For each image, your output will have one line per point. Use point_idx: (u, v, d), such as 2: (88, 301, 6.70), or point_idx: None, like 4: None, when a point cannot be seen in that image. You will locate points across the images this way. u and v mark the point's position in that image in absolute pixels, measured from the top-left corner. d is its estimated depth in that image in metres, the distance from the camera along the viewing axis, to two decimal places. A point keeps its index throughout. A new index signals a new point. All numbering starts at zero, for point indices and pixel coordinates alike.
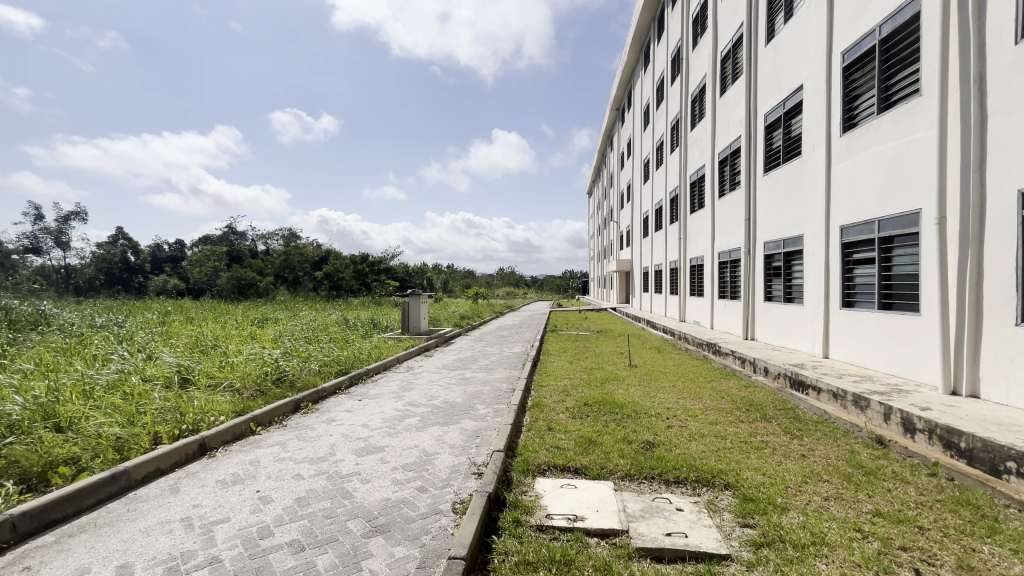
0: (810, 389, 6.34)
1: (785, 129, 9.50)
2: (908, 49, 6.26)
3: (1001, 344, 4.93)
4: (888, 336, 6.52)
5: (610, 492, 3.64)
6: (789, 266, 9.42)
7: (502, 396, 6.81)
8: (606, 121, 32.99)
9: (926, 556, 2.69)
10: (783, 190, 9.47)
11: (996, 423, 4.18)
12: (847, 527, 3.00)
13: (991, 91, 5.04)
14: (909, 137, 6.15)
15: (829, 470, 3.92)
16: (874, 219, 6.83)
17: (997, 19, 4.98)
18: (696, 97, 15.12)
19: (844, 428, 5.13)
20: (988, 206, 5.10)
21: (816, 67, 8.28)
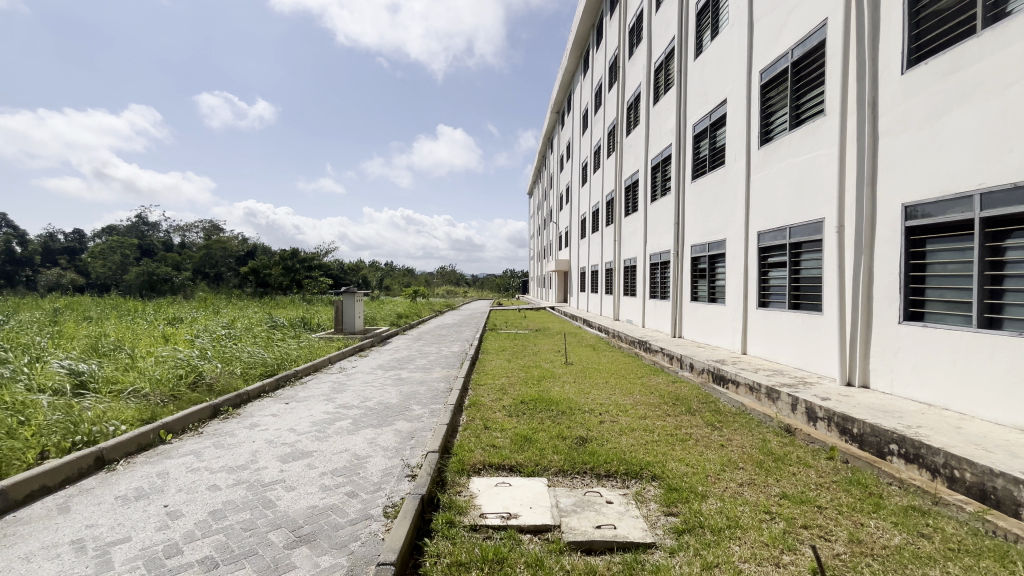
0: (729, 383, 6.81)
1: (711, 139, 10.13)
2: (816, 72, 6.88)
3: (887, 340, 5.55)
4: (797, 333, 7.14)
5: (543, 488, 3.69)
6: (712, 268, 10.06)
7: (438, 395, 6.73)
8: (547, 123, 33.45)
9: (824, 533, 2.96)
10: (708, 197, 10.10)
11: (882, 410, 4.71)
12: (758, 510, 3.24)
13: (881, 115, 5.66)
14: (815, 153, 6.77)
15: (744, 458, 4.22)
16: (786, 226, 7.46)
17: (887, 51, 5.60)
18: (631, 105, 15.72)
19: (759, 418, 5.55)
20: (878, 218, 5.72)
21: (738, 84, 8.88)
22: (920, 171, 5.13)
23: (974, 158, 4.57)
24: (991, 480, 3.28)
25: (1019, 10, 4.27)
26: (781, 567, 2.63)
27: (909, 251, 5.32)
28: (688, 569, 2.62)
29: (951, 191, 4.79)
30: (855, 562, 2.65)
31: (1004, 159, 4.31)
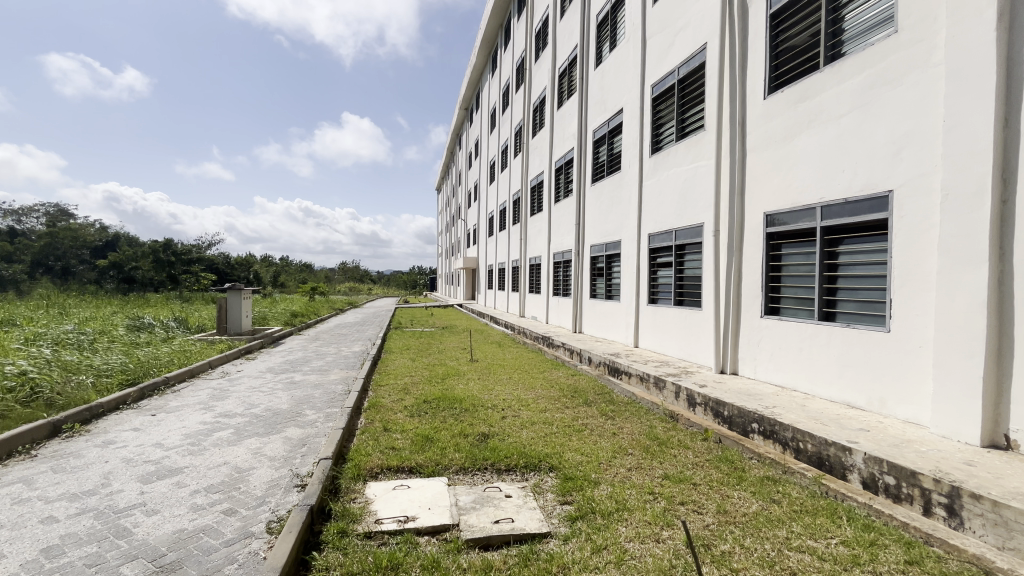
0: (623, 374, 7.28)
1: (609, 146, 10.75)
2: (697, 91, 7.59)
3: (752, 332, 6.31)
4: (680, 327, 7.85)
5: (443, 488, 3.65)
6: (609, 267, 10.70)
7: (335, 399, 6.35)
8: (455, 119, 33.17)
9: (697, 507, 3.28)
10: (606, 199, 10.72)
11: (747, 394, 5.34)
12: (643, 492, 3.50)
13: (749, 134, 6.41)
14: (696, 164, 7.49)
15: (632, 444, 4.53)
16: (672, 229, 8.15)
17: (753, 78, 6.36)
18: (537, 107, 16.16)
19: (647, 406, 6.01)
20: (745, 224, 6.47)
21: (632, 95, 9.53)
22: (779, 185, 5.90)
23: (818, 176, 5.35)
24: (827, 449, 3.86)
25: (851, 53, 5.06)
26: (661, 542, 2.86)
27: (769, 254, 6.09)
28: (579, 554, 2.74)
29: (801, 203, 5.56)
30: (721, 530, 2.96)
31: (839, 177, 5.10)
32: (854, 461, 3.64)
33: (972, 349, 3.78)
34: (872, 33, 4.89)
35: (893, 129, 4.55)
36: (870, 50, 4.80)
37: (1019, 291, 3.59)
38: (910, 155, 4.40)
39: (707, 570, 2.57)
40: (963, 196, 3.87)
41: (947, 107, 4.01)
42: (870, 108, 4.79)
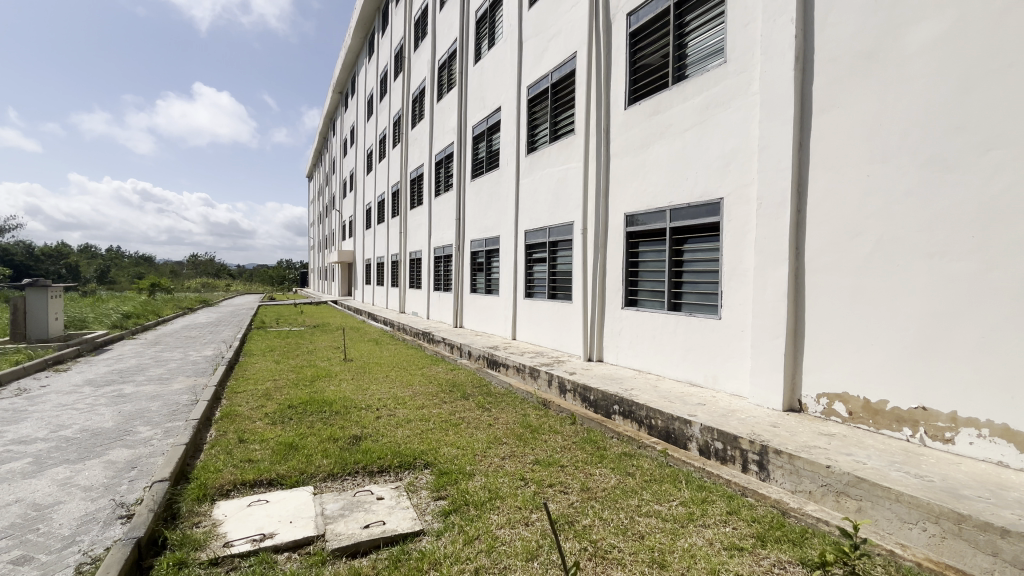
0: (500, 366, 7.48)
1: (487, 142, 10.91)
2: (568, 96, 8.06)
3: (614, 322, 6.92)
4: (553, 319, 8.31)
5: (308, 498, 3.38)
6: (488, 262, 10.89)
7: (178, 411, 5.53)
8: (328, 102, 30.88)
9: (563, 487, 3.51)
10: (485, 195, 10.88)
11: (610, 379, 5.85)
12: (515, 478, 3.64)
13: (613, 141, 6.99)
14: (568, 165, 7.97)
15: (507, 433, 4.67)
16: (546, 227, 8.57)
17: (616, 90, 6.93)
18: (416, 98, 15.76)
19: (523, 396, 6.25)
20: (609, 224, 7.05)
21: (510, 95, 9.79)
22: (637, 189, 6.54)
23: (667, 182, 6.04)
24: (672, 423, 4.39)
25: (692, 76, 5.78)
26: (530, 524, 3.00)
27: (629, 251, 6.72)
28: (452, 548, 2.75)
29: (654, 206, 6.23)
30: (583, 506, 3.20)
31: (684, 184, 5.81)
32: (692, 431, 4.19)
33: (777, 331, 4.61)
34: (708, 60, 5.63)
35: (724, 145, 5.31)
36: (707, 75, 5.52)
37: (809, 284, 4.45)
38: (735, 168, 5.17)
39: (570, 545, 2.75)
40: (773, 206, 4.67)
41: (762, 130, 4.79)
42: (707, 125, 5.53)
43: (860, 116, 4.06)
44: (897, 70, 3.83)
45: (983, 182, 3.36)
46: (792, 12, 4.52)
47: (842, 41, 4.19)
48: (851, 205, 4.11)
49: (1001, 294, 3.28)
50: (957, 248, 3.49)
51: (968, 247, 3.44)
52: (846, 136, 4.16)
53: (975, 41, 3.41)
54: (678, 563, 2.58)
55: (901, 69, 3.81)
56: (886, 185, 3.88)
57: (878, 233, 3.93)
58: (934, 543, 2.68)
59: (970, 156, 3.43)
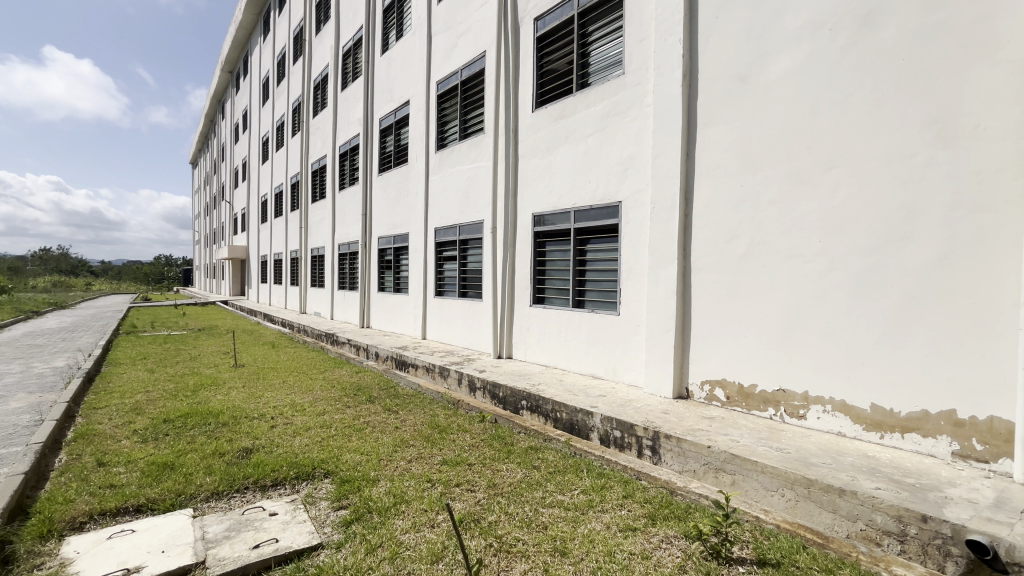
0: (409, 367, 7.31)
1: (395, 136, 10.58)
2: (478, 95, 8.07)
3: (523, 320, 7.08)
4: (464, 318, 8.29)
5: (186, 521, 3.03)
6: (397, 259, 10.57)
7: (15, 433, 4.65)
8: (215, 80, 27.87)
9: (470, 485, 3.51)
10: (394, 191, 10.54)
11: (518, 375, 5.98)
12: (421, 480, 3.57)
13: (521, 142, 7.13)
14: (477, 164, 7.99)
15: (414, 435, 4.57)
16: (456, 225, 8.51)
17: (524, 92, 7.07)
18: (318, 85, 14.81)
19: (432, 395, 6.16)
20: (518, 223, 7.19)
21: (419, 89, 9.57)
22: (544, 190, 6.74)
23: (572, 184, 6.29)
24: (575, 415, 4.60)
25: (595, 84, 6.08)
26: (436, 526, 2.96)
27: (537, 250, 6.90)
28: (352, 559, 2.63)
29: (560, 207, 6.46)
30: (489, 503, 3.23)
31: (586, 187, 6.10)
32: (594, 422, 4.43)
33: (668, 326, 5.02)
34: (609, 70, 5.96)
35: (622, 152, 5.65)
36: (607, 84, 5.84)
37: (695, 282, 4.90)
38: (632, 173, 5.53)
39: (475, 543, 2.76)
40: (664, 210, 5.07)
41: (655, 140, 5.18)
42: (607, 132, 5.85)
43: (735, 132, 4.55)
44: (764, 93, 4.35)
45: (828, 193, 3.93)
46: (679, 33, 4.94)
47: (721, 64, 4.67)
48: (728, 211, 4.60)
49: (841, 290, 3.87)
50: (809, 250, 4.05)
51: (817, 250, 4.00)
52: (724, 150, 4.64)
53: (822, 73, 3.98)
54: (578, 549, 2.70)
55: (767, 93, 4.33)
56: (756, 194, 4.40)
57: (749, 237, 4.45)
58: (790, 506, 3.10)
59: (819, 171, 3.99)
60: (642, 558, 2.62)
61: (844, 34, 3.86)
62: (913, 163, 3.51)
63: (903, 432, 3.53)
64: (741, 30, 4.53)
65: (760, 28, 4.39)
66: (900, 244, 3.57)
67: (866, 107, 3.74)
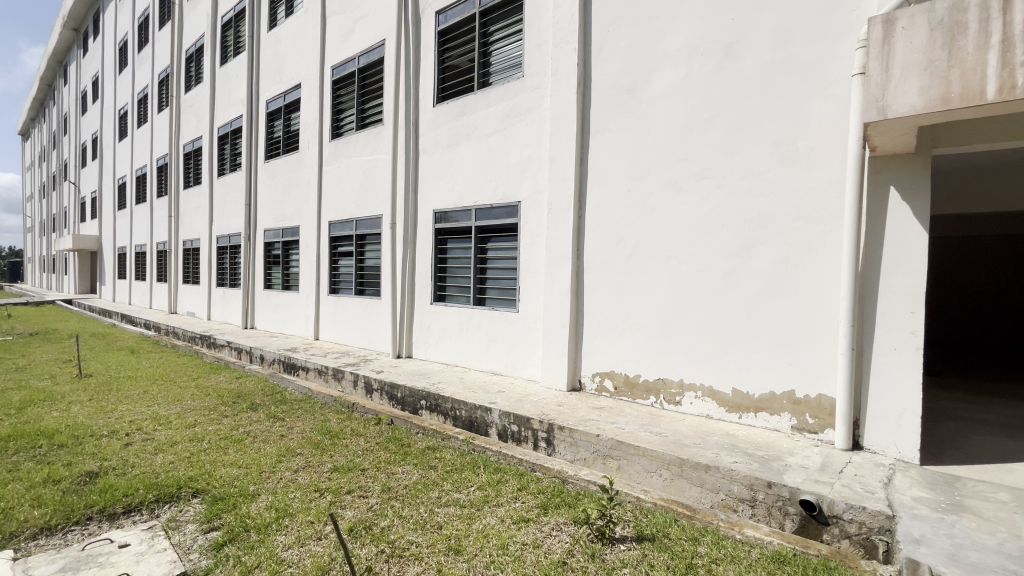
0: (299, 370, 6.81)
1: (284, 121, 9.76)
2: (376, 84, 7.74)
3: (423, 318, 6.95)
4: (361, 317, 7.92)
5: (2, 567, 2.52)
6: (286, 254, 9.77)
7: None
8: (54, 38, 23.46)
9: (363, 492, 3.36)
10: (282, 180, 9.73)
11: (418, 375, 5.86)
12: (308, 491, 3.34)
13: (422, 137, 6.98)
14: (376, 156, 7.67)
15: (301, 443, 4.26)
16: (353, 219, 8.09)
17: (425, 85, 6.93)
18: (191, 56, 13.15)
19: (324, 399, 5.80)
20: (418, 219, 7.04)
21: (311, 72, 8.93)
22: (445, 187, 6.67)
23: (473, 183, 6.31)
24: (474, 412, 4.63)
25: (496, 84, 6.15)
26: (322, 538, 2.79)
27: (438, 247, 6.81)
28: None
29: (461, 204, 6.44)
30: (382, 508, 3.12)
31: (487, 186, 6.15)
32: (492, 418, 4.49)
33: (563, 322, 5.25)
34: (509, 71, 6.07)
35: (521, 153, 5.79)
36: (508, 86, 5.93)
37: (587, 280, 5.18)
38: (531, 174, 5.69)
39: (366, 551, 2.65)
40: (560, 211, 5.29)
41: (552, 143, 5.37)
42: (507, 133, 5.95)
43: (623, 141, 4.90)
44: (648, 106, 4.73)
45: (700, 202, 4.39)
46: (575, 43, 5.18)
47: (612, 77, 4.98)
48: (617, 215, 4.93)
49: (710, 288, 4.34)
50: (685, 252, 4.48)
51: (691, 252, 4.44)
52: (613, 157, 4.97)
53: (696, 93, 4.42)
54: (472, 546, 2.72)
55: (650, 106, 4.71)
56: (640, 200, 4.77)
57: (635, 239, 4.81)
58: (665, 484, 3.42)
59: (693, 181, 4.43)
60: (534, 547, 2.72)
61: (713, 60, 4.32)
62: (766, 178, 4.04)
63: (756, 411, 4.07)
64: (628, 47, 4.87)
65: (644, 47, 4.76)
66: (756, 248, 4.09)
67: (731, 127, 4.23)
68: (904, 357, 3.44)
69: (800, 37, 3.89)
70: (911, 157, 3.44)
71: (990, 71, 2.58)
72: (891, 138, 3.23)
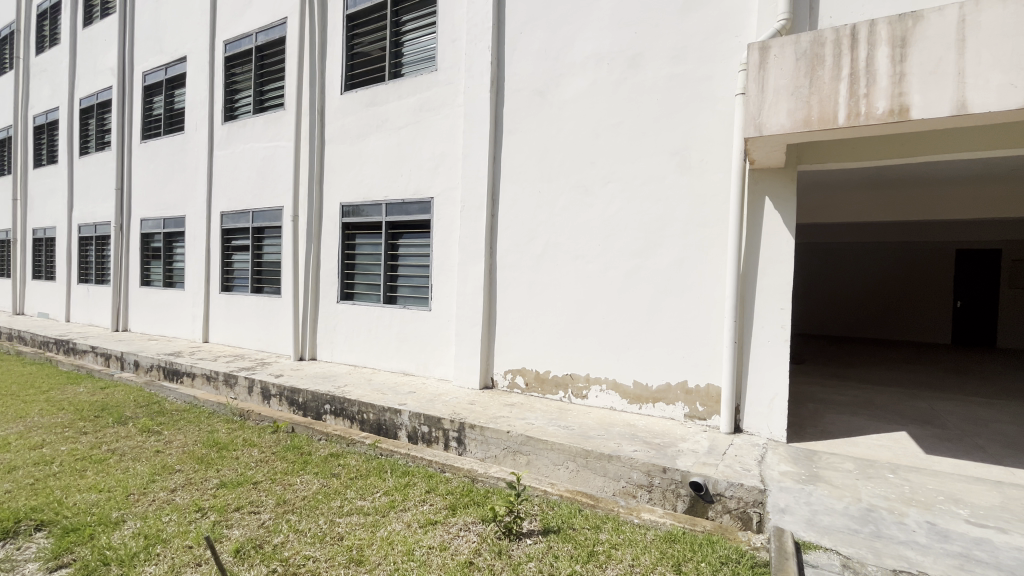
0: (182, 377, 6.09)
1: (166, 97, 8.68)
2: (276, 65, 7.16)
3: (329, 317, 6.56)
4: (258, 317, 7.29)
5: None
6: (167, 247, 8.70)
7: None
8: None
9: (254, 507, 3.07)
10: (164, 164, 8.65)
11: (323, 378, 5.51)
12: (187, 512, 2.99)
13: (329, 125, 6.58)
14: (276, 143, 7.09)
15: (181, 459, 3.80)
16: (248, 210, 7.41)
17: (332, 71, 6.53)
18: (44, 13, 11.21)
19: (211, 408, 5.24)
20: (323, 213, 6.62)
21: (199, 45, 8.03)
22: (354, 179, 6.35)
23: (383, 176, 6.06)
24: (383, 415, 4.45)
25: (408, 76, 5.97)
26: (203, 563, 2.50)
27: (345, 243, 6.46)
28: None
29: (371, 198, 6.16)
30: (275, 524, 2.87)
31: (398, 180, 5.94)
32: (401, 420, 4.35)
33: (476, 320, 5.22)
34: (422, 64, 5.91)
35: (434, 148, 5.67)
36: (421, 78, 5.77)
37: (500, 278, 5.21)
38: (444, 171, 5.60)
39: (254, 573, 2.43)
40: (473, 209, 5.26)
41: (466, 140, 5.32)
42: (419, 127, 5.80)
43: (534, 142, 4.99)
44: (558, 110, 4.86)
45: (605, 204, 4.60)
46: (488, 41, 5.17)
47: (524, 77, 5.05)
48: (529, 214, 5.02)
49: (613, 287, 4.57)
50: (591, 252, 4.67)
51: (596, 252, 4.65)
52: (525, 157, 5.04)
53: (602, 100, 4.63)
54: (375, 554, 2.60)
55: (560, 109, 4.85)
56: (551, 200, 4.89)
57: (545, 238, 4.92)
58: (572, 476, 3.54)
59: (599, 184, 4.64)
60: (440, 550, 2.66)
61: (617, 70, 4.55)
62: (663, 184, 4.34)
63: (654, 402, 4.36)
64: (540, 50, 4.97)
65: (555, 51, 4.88)
66: (654, 249, 4.38)
67: (633, 134, 4.48)
68: (775, 348, 3.88)
69: (693, 55, 4.22)
70: (782, 171, 3.87)
71: (841, 100, 2.98)
72: (767, 153, 3.61)
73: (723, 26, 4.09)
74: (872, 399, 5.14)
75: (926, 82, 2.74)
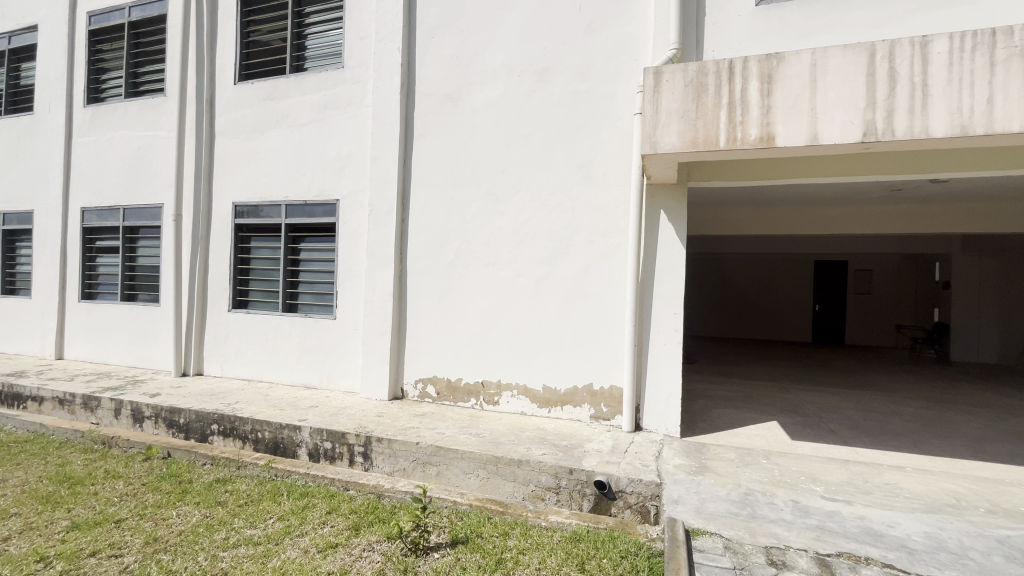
0: (26, 402, 5.14)
1: (10, 70, 7.36)
2: (155, 46, 6.39)
3: (218, 327, 5.94)
4: (130, 328, 6.40)
5: None
6: (9, 247, 7.34)
7: None
8: None
9: (115, 550, 2.66)
10: (5, 149, 7.30)
11: (209, 395, 4.96)
12: (23, 565, 2.51)
13: (219, 116, 5.99)
14: (153, 132, 6.30)
15: (18, 500, 3.19)
16: (118, 206, 6.50)
17: (224, 58, 5.97)
18: None
19: (65, 436, 4.48)
20: (212, 212, 6.00)
21: (54, 13, 6.91)
22: (248, 176, 5.84)
23: (283, 175, 5.65)
24: (280, 432, 4.10)
25: (311, 71, 5.64)
26: None
27: (239, 246, 5.90)
28: None
29: (268, 198, 5.70)
30: (141, 568, 2.51)
31: (300, 180, 5.57)
32: (301, 437, 4.04)
33: (385, 328, 5.02)
34: (327, 59, 5.62)
35: (340, 148, 5.39)
36: (326, 74, 5.48)
37: (410, 285, 5.07)
38: (350, 172, 5.34)
39: None
40: (381, 213, 5.08)
41: (374, 142, 5.13)
42: (323, 125, 5.49)
43: (446, 148, 4.95)
44: (469, 117, 4.87)
45: (516, 213, 4.68)
46: (398, 42, 5.04)
47: (435, 82, 5.00)
48: (440, 220, 4.95)
49: (523, 293, 4.65)
50: (501, 259, 4.72)
51: (507, 259, 4.70)
52: (436, 162, 4.98)
53: (512, 110, 4.72)
54: None
55: (471, 117, 4.86)
56: (462, 207, 4.87)
57: (457, 244, 4.89)
58: (482, 483, 3.52)
59: (509, 193, 4.71)
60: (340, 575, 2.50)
61: (527, 82, 4.67)
62: (570, 195, 4.52)
63: (562, 405, 4.50)
64: (451, 56, 4.95)
65: (466, 59, 4.89)
66: (561, 257, 4.53)
67: (542, 145, 4.61)
68: (670, 350, 4.19)
69: (596, 74, 4.46)
70: (675, 187, 4.21)
71: (721, 125, 3.31)
72: (661, 170, 3.90)
73: (622, 50, 4.37)
74: (752, 393, 5.75)
75: (788, 115, 3.14)
